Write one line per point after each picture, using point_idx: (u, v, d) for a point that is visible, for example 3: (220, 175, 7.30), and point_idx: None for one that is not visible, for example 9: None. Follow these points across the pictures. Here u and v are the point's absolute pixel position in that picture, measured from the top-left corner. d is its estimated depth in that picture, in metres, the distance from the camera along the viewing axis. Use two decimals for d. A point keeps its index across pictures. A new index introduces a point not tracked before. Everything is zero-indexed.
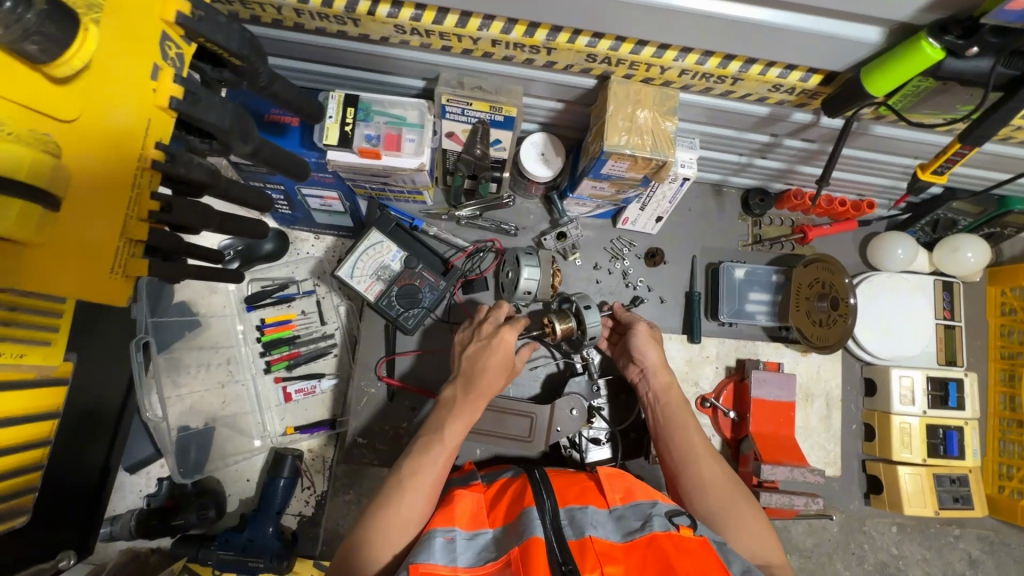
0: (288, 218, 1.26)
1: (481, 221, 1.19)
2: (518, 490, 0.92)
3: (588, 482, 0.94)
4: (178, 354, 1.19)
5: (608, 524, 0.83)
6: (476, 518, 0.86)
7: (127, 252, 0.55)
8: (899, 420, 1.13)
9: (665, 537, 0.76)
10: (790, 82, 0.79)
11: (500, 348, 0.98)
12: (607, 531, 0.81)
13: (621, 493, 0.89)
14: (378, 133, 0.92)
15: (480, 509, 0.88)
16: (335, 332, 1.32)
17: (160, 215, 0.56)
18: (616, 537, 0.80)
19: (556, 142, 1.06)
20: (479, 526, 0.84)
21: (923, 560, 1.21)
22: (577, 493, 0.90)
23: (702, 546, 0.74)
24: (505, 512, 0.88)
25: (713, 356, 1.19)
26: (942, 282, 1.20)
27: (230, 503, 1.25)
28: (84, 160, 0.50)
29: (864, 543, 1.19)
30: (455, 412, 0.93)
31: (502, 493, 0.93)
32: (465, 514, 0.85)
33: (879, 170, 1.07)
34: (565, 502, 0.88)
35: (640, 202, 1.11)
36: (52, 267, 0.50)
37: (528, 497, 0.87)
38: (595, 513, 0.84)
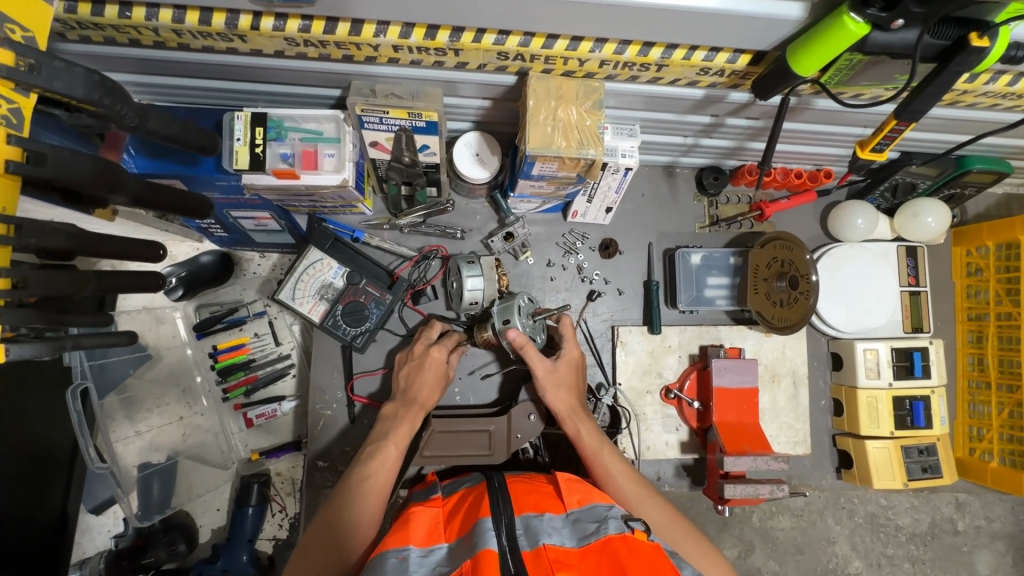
0: (227, 240, 1.21)
1: (425, 227, 1.14)
2: (475, 501, 0.91)
3: (546, 487, 0.94)
4: (130, 392, 1.17)
5: (564, 530, 0.82)
6: (432, 535, 0.85)
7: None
8: (866, 393, 1.11)
9: (619, 539, 0.76)
10: (718, 64, 0.73)
11: (429, 368, 1.01)
12: (562, 538, 0.80)
13: (578, 495, 0.88)
14: (294, 151, 0.87)
15: (436, 526, 0.87)
16: (291, 352, 1.29)
17: (10, 292, 0.50)
18: (571, 543, 0.79)
19: (491, 140, 1.01)
20: (435, 541, 0.84)
21: (911, 505, 1.30)
22: (534, 500, 0.89)
23: (657, 551, 0.75)
24: (461, 524, 0.87)
25: (676, 346, 1.16)
26: (905, 249, 1.17)
27: (202, 534, 1.24)
28: None
29: (854, 496, 1.27)
30: (398, 422, 0.96)
31: (460, 505, 0.92)
32: (420, 531, 0.85)
33: (830, 141, 1.02)
34: (521, 509, 0.87)
35: (586, 195, 1.06)
36: None
37: (484, 507, 0.87)
38: (551, 520, 0.84)
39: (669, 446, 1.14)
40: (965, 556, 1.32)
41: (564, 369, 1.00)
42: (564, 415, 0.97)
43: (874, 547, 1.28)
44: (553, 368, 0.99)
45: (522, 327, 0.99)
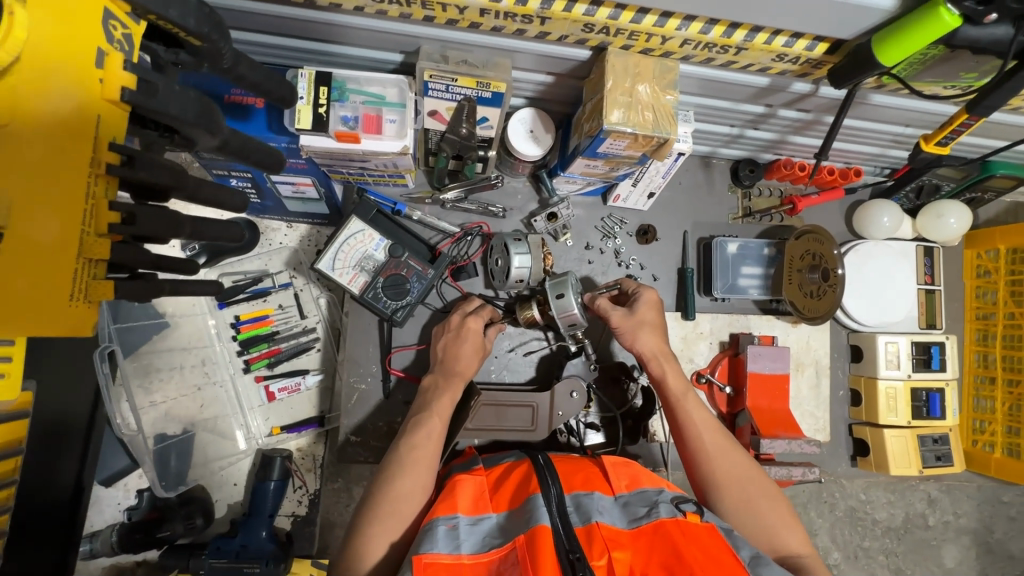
0: (257, 207, 1.17)
1: (467, 203, 1.12)
2: (522, 476, 0.90)
3: (593, 467, 0.93)
4: (145, 360, 1.13)
5: (614, 511, 0.82)
6: (479, 504, 0.85)
7: (88, 274, 0.50)
8: (885, 384, 1.16)
9: (672, 523, 0.76)
10: (796, 50, 0.75)
11: (467, 340, 0.99)
12: (613, 518, 0.80)
13: (626, 480, 0.88)
14: (355, 115, 0.85)
15: (482, 495, 0.86)
16: (317, 326, 1.25)
17: (121, 227, 0.51)
18: (622, 524, 0.79)
19: (545, 117, 1.00)
20: (482, 511, 0.83)
21: (887, 502, 1.35)
22: (582, 479, 0.88)
23: (710, 534, 0.75)
24: (509, 497, 0.86)
25: (707, 332, 1.18)
26: (924, 248, 1.22)
27: (218, 509, 1.20)
28: (24, 173, 0.46)
29: (835, 491, 1.33)
30: (440, 394, 0.94)
31: (506, 477, 0.92)
32: (467, 498, 0.84)
33: (870, 139, 1.06)
34: (571, 488, 0.86)
35: (632, 179, 1.06)
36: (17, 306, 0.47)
37: (534, 483, 0.85)
38: (601, 499, 0.83)
39: None
40: (934, 550, 1.38)
41: (645, 314, 1.00)
42: (650, 356, 0.98)
43: (852, 539, 1.34)
44: (631, 319, 1.00)
45: (577, 307, 0.99)
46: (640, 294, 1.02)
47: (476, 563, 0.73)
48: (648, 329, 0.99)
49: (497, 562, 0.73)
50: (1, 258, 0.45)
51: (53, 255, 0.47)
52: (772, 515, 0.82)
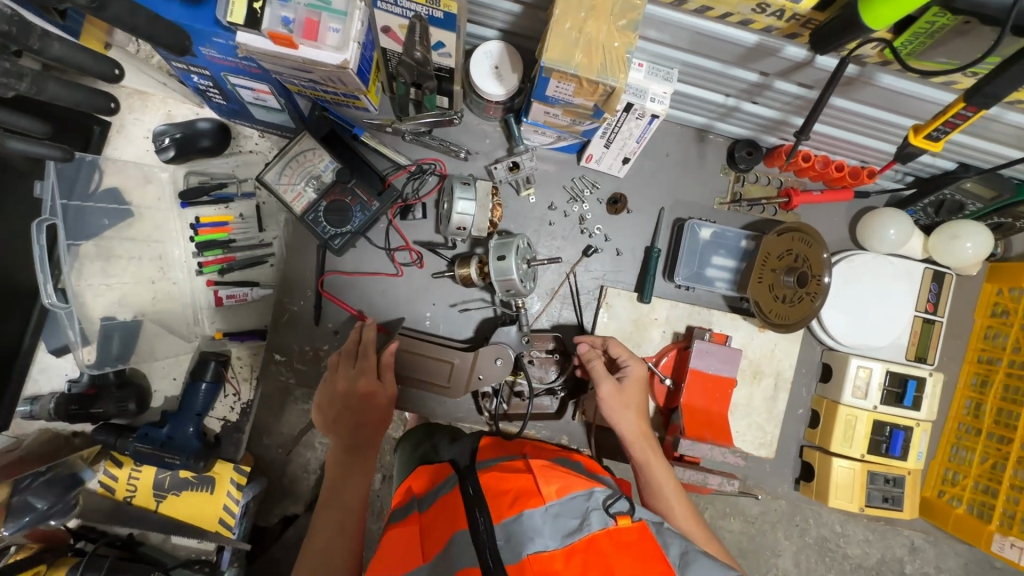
0: (226, 108, 1.15)
1: (429, 138, 1.06)
2: (449, 506, 0.77)
3: (524, 478, 0.79)
4: (107, 243, 1.14)
5: (545, 528, 0.69)
6: (406, 555, 0.73)
7: None
8: (846, 411, 1.06)
9: (605, 537, 0.68)
10: (778, 1, 0.63)
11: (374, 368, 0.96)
12: (545, 540, 0.68)
13: (557, 485, 0.74)
14: (295, 17, 0.78)
15: (413, 543, 0.75)
16: (273, 241, 1.26)
17: None
18: (554, 543, 0.67)
19: (514, 54, 0.92)
20: (411, 565, 0.71)
21: (864, 540, 1.19)
22: (510, 500, 0.74)
23: (641, 536, 0.69)
24: (437, 537, 0.74)
25: (662, 320, 1.09)
26: (931, 272, 1.08)
27: (155, 398, 1.24)
28: None
29: (809, 517, 1.17)
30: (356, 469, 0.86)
31: (435, 512, 0.79)
32: (396, 555, 0.73)
33: (884, 135, 0.92)
34: (499, 517, 0.72)
35: (604, 137, 0.97)
36: None
37: (460, 517, 0.73)
38: (531, 520, 0.70)
39: None
40: None
41: (631, 390, 0.92)
42: (632, 441, 0.89)
43: (816, 569, 1.18)
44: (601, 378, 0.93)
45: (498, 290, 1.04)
46: (630, 366, 0.94)
47: None
48: (631, 410, 0.90)
49: None
50: None
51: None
52: None
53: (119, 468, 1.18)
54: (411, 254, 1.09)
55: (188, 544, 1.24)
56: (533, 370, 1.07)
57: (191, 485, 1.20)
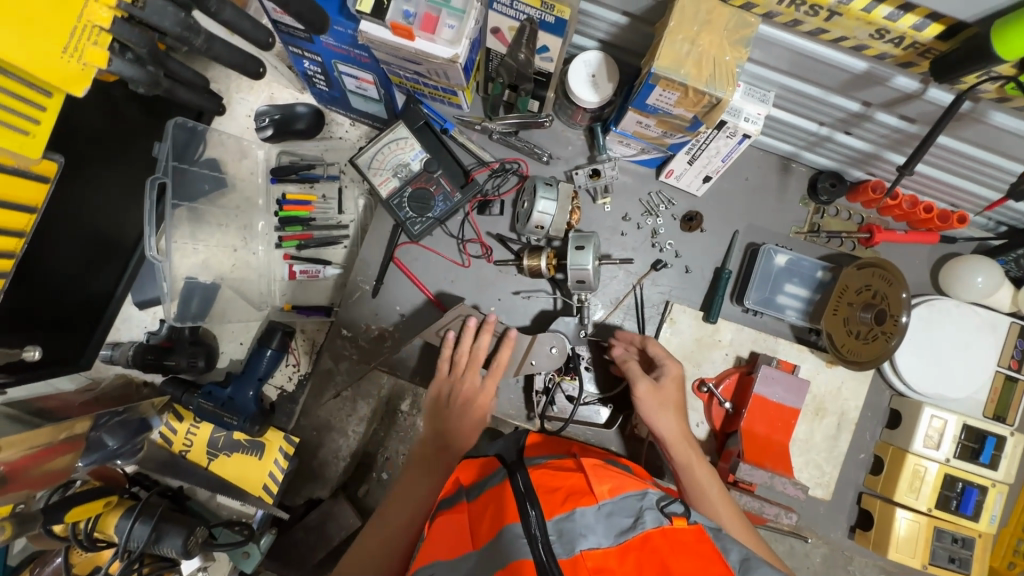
0: (325, 95, 1.22)
1: (515, 139, 1.10)
2: (499, 504, 0.74)
3: (576, 476, 0.78)
4: (200, 209, 1.20)
5: (597, 527, 0.68)
6: (458, 544, 0.71)
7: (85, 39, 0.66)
8: (915, 461, 1.00)
9: (659, 535, 0.67)
10: (900, 28, 0.64)
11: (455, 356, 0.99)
12: (598, 539, 0.67)
13: (610, 484, 0.75)
14: (416, 11, 0.84)
15: (461, 532, 0.73)
16: (349, 224, 1.32)
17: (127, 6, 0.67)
18: (608, 542, 0.67)
19: (611, 65, 0.95)
20: (460, 552, 0.70)
21: None
22: (563, 496, 0.73)
23: (698, 539, 0.67)
24: (488, 528, 0.72)
25: (726, 342, 1.08)
26: (1019, 327, 1.03)
27: (221, 359, 1.30)
28: None
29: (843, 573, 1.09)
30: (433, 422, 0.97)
31: (484, 509, 0.75)
32: (444, 542, 0.72)
33: (983, 177, 0.89)
34: (551, 512, 0.70)
35: (689, 153, 0.98)
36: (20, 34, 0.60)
37: (511, 510, 0.71)
38: (584, 518, 0.69)
39: None
40: None
41: (668, 390, 0.92)
42: (671, 441, 0.89)
43: None
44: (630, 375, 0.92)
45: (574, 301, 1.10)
46: (667, 366, 0.94)
47: None
48: (670, 409, 0.90)
49: None
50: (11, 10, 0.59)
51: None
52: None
53: (179, 422, 1.23)
54: (482, 247, 1.12)
55: (230, 505, 1.28)
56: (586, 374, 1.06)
57: (241, 448, 1.24)
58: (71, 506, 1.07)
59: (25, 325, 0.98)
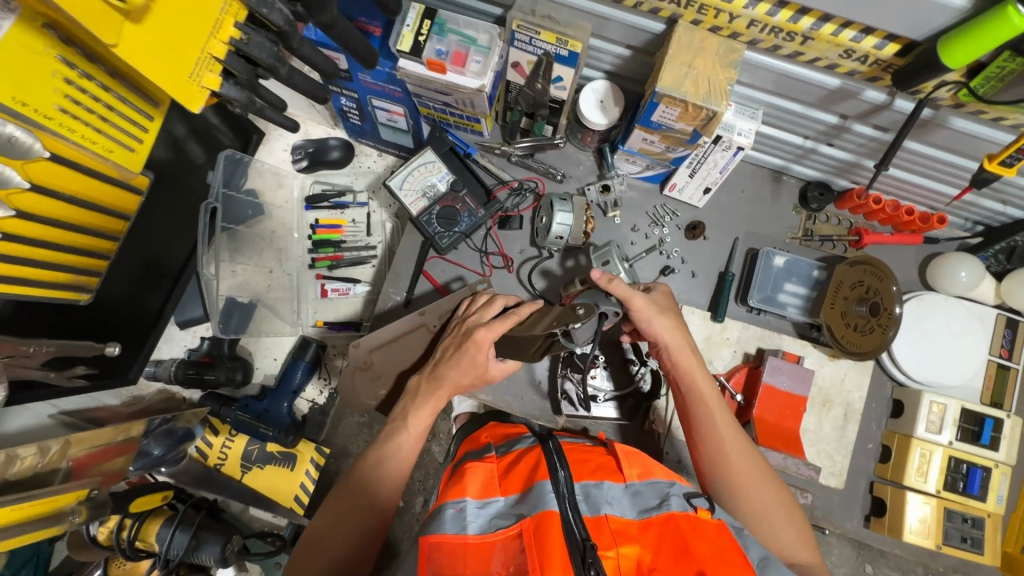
0: (357, 129, 1.35)
1: (532, 161, 1.22)
2: (531, 463, 0.84)
3: (606, 457, 0.88)
4: (240, 232, 1.30)
5: (623, 500, 0.78)
6: (487, 489, 0.81)
7: (204, 67, 0.66)
8: (920, 445, 1.06)
9: (683, 517, 0.73)
10: (864, 47, 0.76)
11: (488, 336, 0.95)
12: (622, 509, 0.77)
13: (639, 469, 0.83)
14: (448, 50, 0.98)
15: (492, 480, 0.83)
16: (377, 245, 1.40)
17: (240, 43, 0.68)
18: (631, 514, 0.76)
19: (617, 92, 1.08)
20: (491, 495, 0.80)
21: None
22: (592, 468, 0.84)
23: (721, 532, 0.71)
24: (520, 482, 0.81)
25: (734, 339, 1.16)
26: (1005, 317, 1.11)
27: (256, 375, 1.37)
28: None
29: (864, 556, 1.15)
30: (418, 404, 0.94)
31: (516, 464, 0.86)
32: (475, 482, 0.81)
33: (953, 178, 1.00)
34: (580, 476, 0.82)
35: (689, 167, 1.09)
36: (147, 52, 0.60)
37: (542, 470, 0.80)
38: (611, 489, 0.79)
39: None
40: None
41: (664, 305, 0.95)
42: (672, 349, 0.93)
43: None
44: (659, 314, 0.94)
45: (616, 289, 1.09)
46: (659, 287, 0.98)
47: (479, 544, 0.72)
48: (671, 322, 0.94)
49: (503, 543, 0.72)
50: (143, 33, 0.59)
51: (192, 18, 0.62)
52: (786, 520, 0.83)
53: (215, 436, 1.28)
54: (504, 259, 1.21)
55: (263, 516, 1.31)
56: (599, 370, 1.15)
57: (274, 461, 1.28)
58: (136, 496, 1.17)
59: (93, 332, 1.05)
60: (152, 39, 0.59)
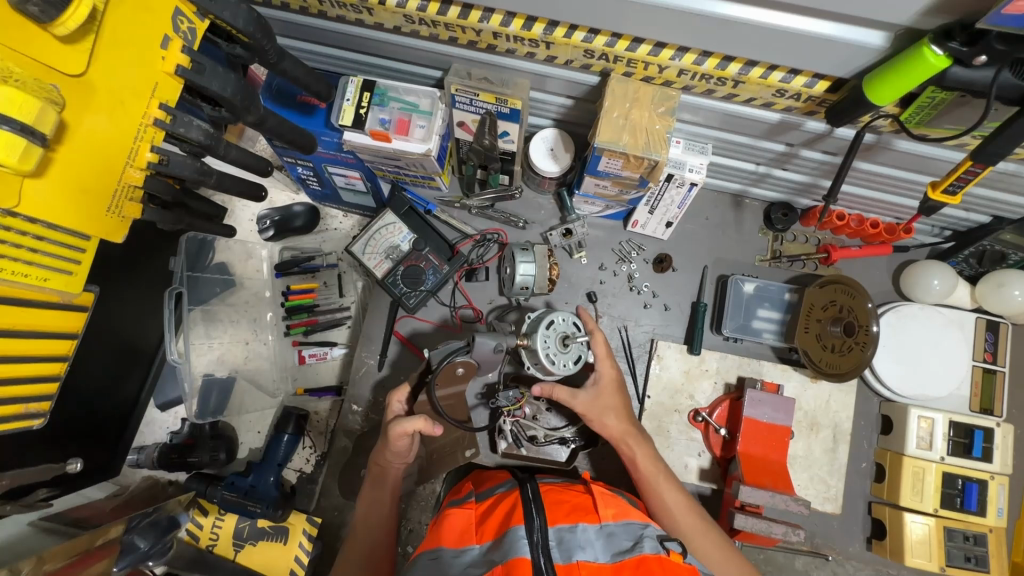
0: (319, 193, 1.36)
1: (492, 211, 1.22)
2: (509, 507, 0.84)
3: (582, 497, 0.88)
4: (213, 309, 1.30)
5: (597, 543, 0.77)
6: (465, 535, 0.81)
7: (126, 196, 0.71)
8: (913, 463, 1.04)
9: (655, 560, 0.72)
10: (795, 87, 0.75)
11: (400, 401, 0.99)
12: (595, 552, 0.75)
13: (614, 509, 0.83)
14: (391, 118, 0.98)
15: (469, 527, 0.83)
16: (351, 305, 1.41)
17: (158, 166, 0.71)
18: (604, 558, 0.74)
19: (566, 138, 1.08)
20: (466, 543, 0.80)
21: None
22: (567, 510, 0.83)
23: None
24: (496, 527, 0.81)
25: (713, 371, 1.14)
26: (984, 321, 1.10)
27: (241, 450, 1.36)
28: (86, 120, 0.63)
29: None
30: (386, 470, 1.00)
31: (495, 507, 0.86)
32: (453, 532, 0.82)
33: (909, 192, 0.99)
34: (555, 521, 0.80)
35: (648, 204, 1.08)
36: (66, 205, 0.65)
37: (517, 515, 0.80)
38: (584, 532, 0.78)
39: (688, 470, 1.11)
40: None
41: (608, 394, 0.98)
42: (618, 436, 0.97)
43: None
44: (598, 397, 0.98)
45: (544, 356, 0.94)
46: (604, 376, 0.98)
47: None
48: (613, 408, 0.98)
49: None
50: (57, 179, 0.63)
51: (102, 158, 0.66)
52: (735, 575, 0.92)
53: (205, 516, 1.26)
54: (474, 312, 1.21)
55: None
56: (545, 414, 1.12)
57: (266, 536, 1.26)
58: None
59: (64, 438, 1.07)
60: (64, 189, 0.64)
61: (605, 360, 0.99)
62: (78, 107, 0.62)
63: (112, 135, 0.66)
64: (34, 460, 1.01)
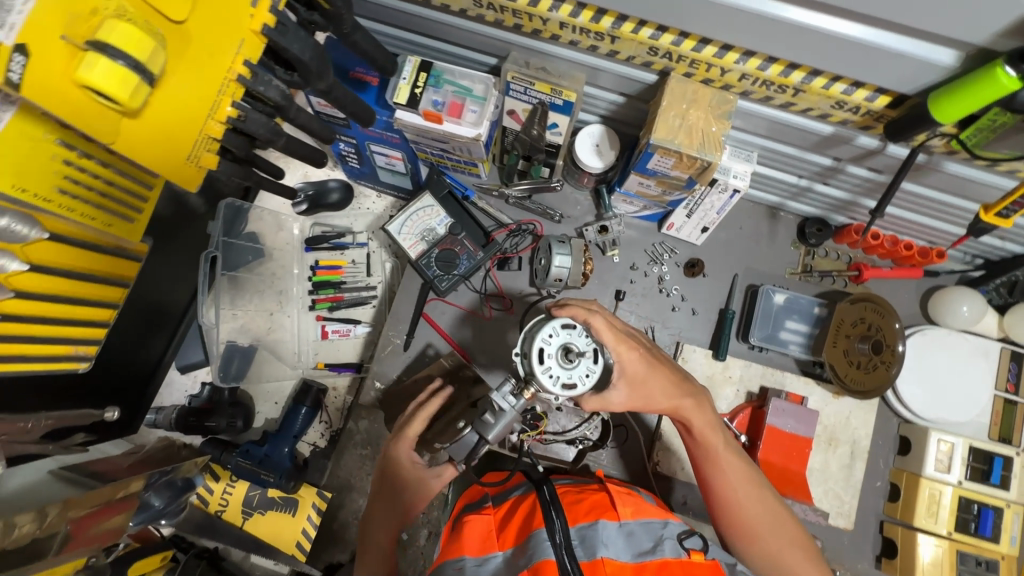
0: (355, 171, 1.36)
1: (529, 203, 1.23)
2: (529, 510, 0.82)
3: (599, 493, 0.86)
4: (241, 276, 1.30)
5: (619, 542, 0.77)
6: (486, 543, 0.78)
7: (203, 147, 0.75)
8: (929, 485, 1.05)
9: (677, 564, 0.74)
10: (855, 99, 0.76)
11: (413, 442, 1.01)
12: (618, 550, 0.76)
13: (633, 507, 0.81)
14: (444, 100, 0.98)
15: (490, 533, 0.80)
16: (377, 285, 1.41)
17: (236, 120, 0.75)
18: (626, 557, 0.75)
19: (613, 135, 1.09)
20: (489, 551, 0.77)
21: None
22: (587, 508, 0.82)
23: None
24: (517, 534, 0.79)
25: (736, 378, 1.15)
26: (1010, 351, 1.10)
27: (257, 419, 1.37)
28: (181, 67, 0.67)
29: None
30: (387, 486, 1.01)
31: (513, 512, 0.84)
32: (475, 538, 0.78)
33: (949, 216, 1.00)
34: (575, 520, 0.80)
35: (687, 208, 1.09)
36: (150, 144, 0.70)
37: (538, 518, 0.79)
38: (606, 529, 0.78)
39: None
40: None
41: (653, 370, 0.90)
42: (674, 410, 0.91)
43: None
44: (629, 388, 0.89)
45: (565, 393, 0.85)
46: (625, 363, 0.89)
47: None
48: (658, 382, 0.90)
49: None
50: (150, 119, 0.68)
51: (187, 105, 0.70)
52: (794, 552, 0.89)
53: (217, 482, 1.25)
54: (503, 301, 1.21)
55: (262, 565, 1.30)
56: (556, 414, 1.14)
57: (276, 506, 1.25)
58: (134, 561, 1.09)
59: (82, 390, 1.08)
60: (151, 131, 0.69)
61: (623, 347, 0.88)
62: (177, 55, 0.66)
63: (199, 85, 0.69)
64: (48, 406, 1.03)
